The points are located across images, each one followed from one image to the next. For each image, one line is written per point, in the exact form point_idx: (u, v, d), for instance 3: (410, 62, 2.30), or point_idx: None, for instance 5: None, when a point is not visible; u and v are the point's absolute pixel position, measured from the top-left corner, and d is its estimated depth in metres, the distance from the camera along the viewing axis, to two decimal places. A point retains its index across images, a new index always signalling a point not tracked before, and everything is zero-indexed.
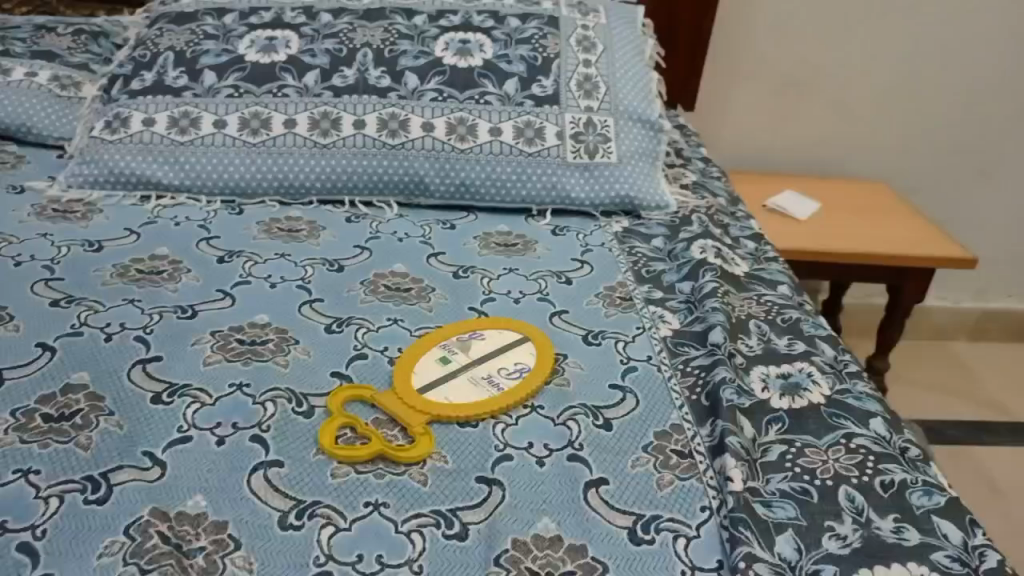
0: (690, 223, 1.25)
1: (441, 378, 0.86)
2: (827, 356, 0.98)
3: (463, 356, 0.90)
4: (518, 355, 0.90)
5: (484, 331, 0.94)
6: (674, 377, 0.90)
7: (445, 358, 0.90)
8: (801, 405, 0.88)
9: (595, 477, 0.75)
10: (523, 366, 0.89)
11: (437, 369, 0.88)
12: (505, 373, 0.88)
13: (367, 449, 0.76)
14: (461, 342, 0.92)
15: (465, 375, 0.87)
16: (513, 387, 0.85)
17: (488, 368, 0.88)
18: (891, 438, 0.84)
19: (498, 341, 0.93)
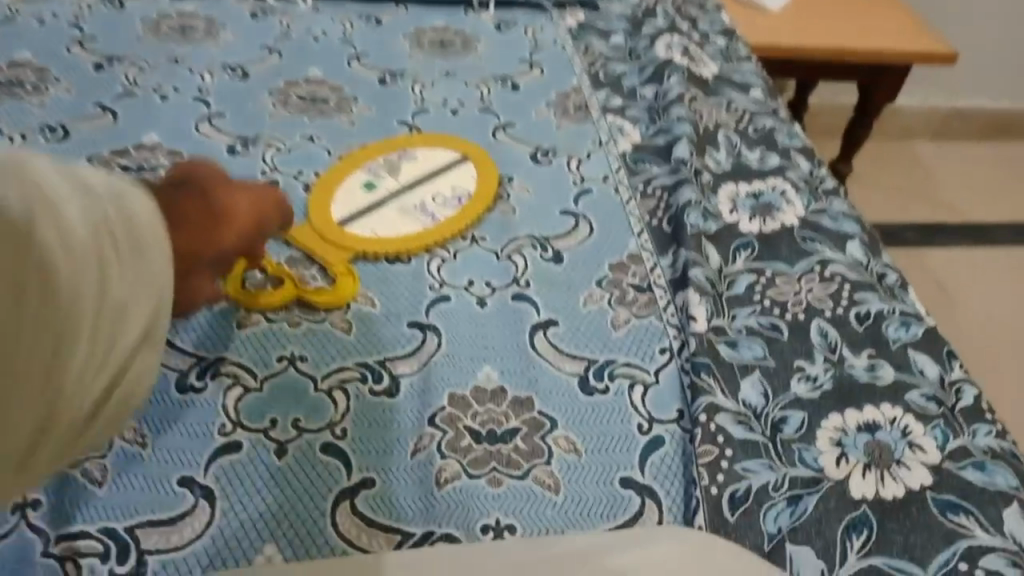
0: (655, 15, 1.08)
1: (366, 209, 0.74)
2: (802, 171, 0.88)
3: (391, 182, 0.78)
4: (456, 180, 0.78)
5: (416, 149, 0.81)
6: (633, 199, 0.80)
7: (370, 184, 0.77)
8: (772, 228, 0.79)
9: (543, 318, 0.66)
10: (462, 193, 0.77)
11: (360, 197, 0.75)
12: (441, 201, 0.76)
13: (281, 294, 0.65)
14: (389, 165, 0.79)
15: (395, 205, 0.75)
16: (450, 219, 0.74)
17: (421, 195, 0.76)
18: (868, 262, 0.76)
19: (433, 162, 0.80)
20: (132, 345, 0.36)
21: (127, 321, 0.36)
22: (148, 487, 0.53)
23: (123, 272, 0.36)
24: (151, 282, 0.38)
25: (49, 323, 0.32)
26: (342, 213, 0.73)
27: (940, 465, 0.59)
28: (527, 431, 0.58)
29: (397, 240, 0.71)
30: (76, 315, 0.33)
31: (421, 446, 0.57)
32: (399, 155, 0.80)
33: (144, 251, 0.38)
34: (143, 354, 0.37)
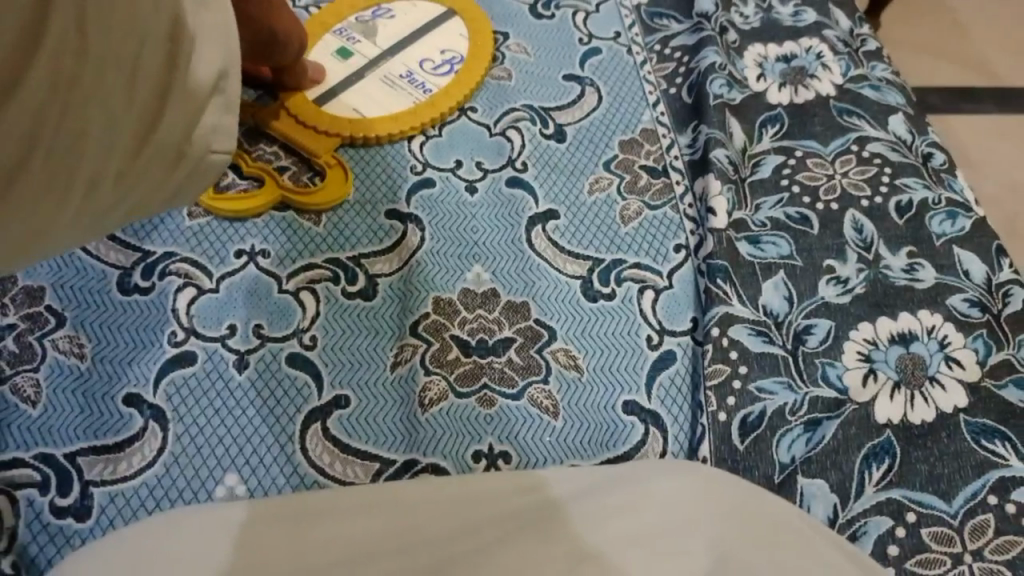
0: None
1: (344, 83, 0.63)
2: (843, 28, 0.75)
3: (367, 46, 0.66)
4: (444, 40, 0.67)
5: (392, 6, 0.69)
6: (647, 63, 0.68)
7: (343, 50, 0.65)
8: (805, 99, 0.68)
9: (541, 209, 0.58)
10: (454, 56, 0.65)
11: (332, 68, 0.64)
12: (429, 68, 0.65)
13: (258, 199, 0.55)
14: (363, 25, 0.67)
15: (376, 77, 0.64)
16: (443, 88, 0.63)
17: (405, 62, 0.65)
18: (912, 142, 0.65)
19: (414, 19, 0.68)
20: (200, 91, 0.36)
21: (193, 67, 0.36)
22: (86, 406, 0.47)
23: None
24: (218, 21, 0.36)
25: (122, 42, 0.31)
26: (316, 89, 0.62)
27: (979, 384, 0.52)
28: (522, 343, 0.52)
29: (382, 119, 0.61)
30: (140, 42, 0.32)
31: (401, 360, 0.51)
32: (374, 15, 0.68)
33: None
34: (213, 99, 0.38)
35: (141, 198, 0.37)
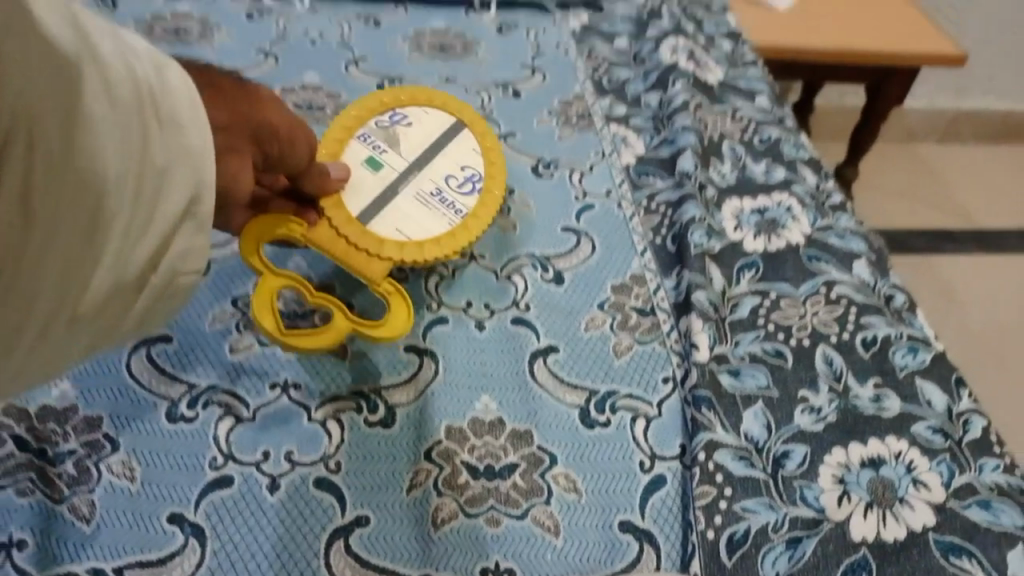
0: (660, 16, 1.04)
1: (378, 198, 0.67)
2: (808, 185, 0.85)
3: (393, 156, 0.69)
4: (464, 154, 0.71)
5: (409, 111, 0.72)
6: (636, 216, 0.78)
7: (373, 160, 0.68)
8: (777, 246, 0.77)
9: (543, 345, 0.65)
10: (477, 172, 0.70)
11: (366, 180, 0.67)
12: (455, 184, 0.69)
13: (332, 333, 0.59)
14: (385, 134, 0.70)
15: (407, 192, 0.68)
16: (475, 211, 0.68)
17: (433, 178, 0.69)
18: (874, 285, 0.74)
19: (432, 129, 0.72)
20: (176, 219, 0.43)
21: (170, 199, 0.42)
22: (134, 523, 0.52)
23: (170, 144, 0.41)
24: (197, 159, 0.43)
25: (104, 191, 0.38)
26: (355, 208, 0.65)
27: (944, 504, 0.57)
28: (526, 467, 0.57)
29: (427, 241, 0.65)
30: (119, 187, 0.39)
31: (416, 483, 0.56)
32: (392, 122, 0.71)
33: (183, 124, 0.42)
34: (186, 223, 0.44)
35: (122, 310, 0.44)
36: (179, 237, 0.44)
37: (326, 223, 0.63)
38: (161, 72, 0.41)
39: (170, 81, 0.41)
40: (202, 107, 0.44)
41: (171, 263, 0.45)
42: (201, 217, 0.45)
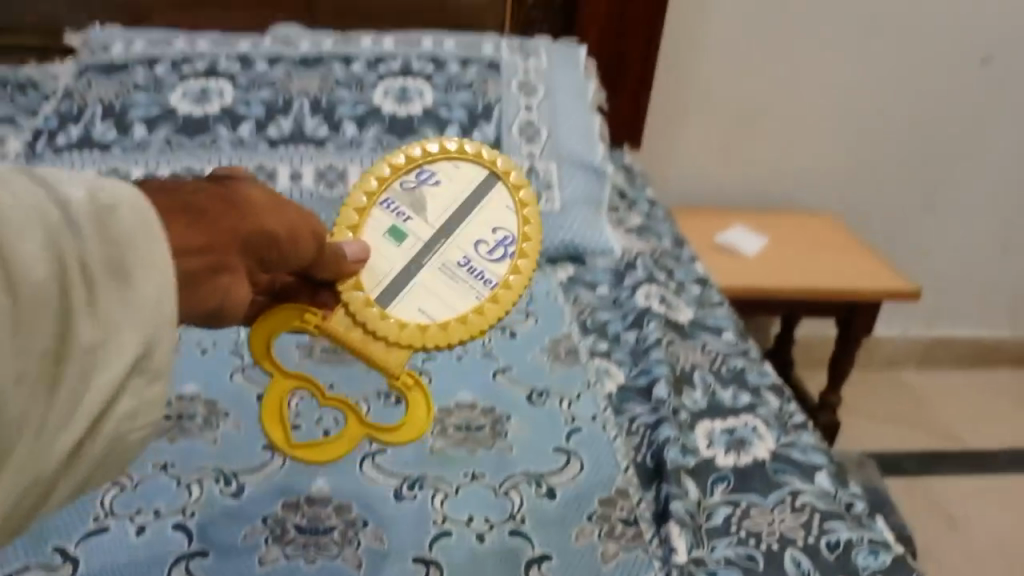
0: (635, 268, 1.23)
1: (408, 272, 0.74)
2: (772, 407, 0.97)
3: (418, 222, 0.76)
4: (494, 218, 0.78)
5: (437, 168, 0.79)
6: (620, 437, 0.88)
7: (395, 230, 0.75)
8: (746, 461, 0.86)
9: (537, 553, 0.73)
10: (508, 236, 0.78)
11: (392, 253, 0.74)
12: (484, 251, 0.76)
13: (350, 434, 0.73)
14: (410, 197, 0.77)
15: (435, 264, 0.74)
16: (503, 279, 0.75)
17: (461, 247, 0.75)
18: (834, 493, 0.83)
19: (461, 185, 0.79)
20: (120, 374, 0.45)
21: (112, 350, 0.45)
22: None
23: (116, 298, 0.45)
24: (147, 316, 0.46)
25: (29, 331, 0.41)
26: (380, 287, 0.73)
27: None
28: None
29: (453, 322, 0.73)
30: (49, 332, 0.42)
31: None
32: (420, 180, 0.78)
33: (132, 278, 0.46)
34: (136, 384, 0.46)
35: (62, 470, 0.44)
36: (129, 397, 0.46)
37: (342, 310, 0.71)
38: (112, 230, 0.45)
39: (117, 239, 0.46)
40: (162, 266, 0.47)
41: (119, 423, 0.46)
42: (151, 374, 0.47)
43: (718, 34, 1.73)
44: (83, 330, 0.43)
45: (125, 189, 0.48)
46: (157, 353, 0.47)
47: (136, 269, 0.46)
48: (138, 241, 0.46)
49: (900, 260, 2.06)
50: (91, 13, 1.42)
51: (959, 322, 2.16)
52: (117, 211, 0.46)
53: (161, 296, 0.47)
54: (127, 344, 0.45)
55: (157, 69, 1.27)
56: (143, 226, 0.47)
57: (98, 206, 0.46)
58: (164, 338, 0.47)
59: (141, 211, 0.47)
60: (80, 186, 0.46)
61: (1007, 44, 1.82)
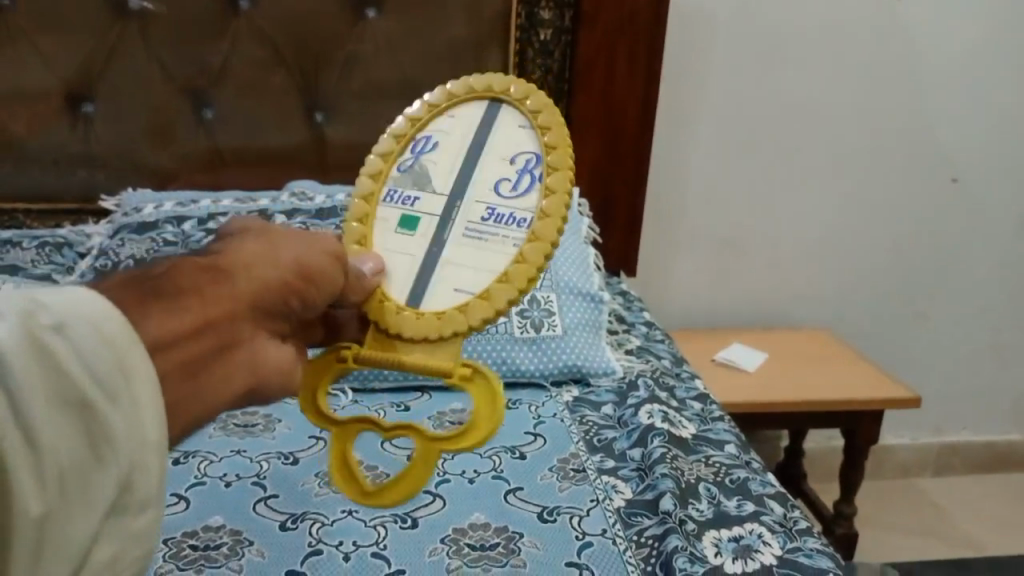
0: (637, 387, 1.29)
1: (428, 261, 0.78)
2: (776, 515, 1.00)
3: (430, 196, 0.80)
4: (503, 150, 0.80)
5: (431, 132, 0.83)
6: (629, 549, 0.91)
7: (408, 219, 0.80)
8: (753, 567, 0.89)
9: None
10: (528, 159, 0.79)
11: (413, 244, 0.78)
12: (504, 190, 0.78)
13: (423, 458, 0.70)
14: (412, 174, 0.81)
15: (457, 235, 0.78)
16: (535, 213, 0.77)
17: (480, 200, 0.78)
18: None
19: (461, 131, 0.82)
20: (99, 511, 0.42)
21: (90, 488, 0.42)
22: None
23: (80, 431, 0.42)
24: (117, 450, 0.43)
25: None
26: (406, 293, 0.76)
27: None
28: None
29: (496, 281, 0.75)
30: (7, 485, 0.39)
31: None
32: (418, 151, 0.82)
33: (100, 407, 0.43)
34: (115, 523, 0.43)
35: None
36: (107, 541, 0.43)
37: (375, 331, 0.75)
38: (67, 365, 0.42)
39: (77, 371, 0.42)
40: (134, 382, 0.45)
41: (97, 570, 0.43)
42: (133, 508, 0.44)
43: (701, 169, 1.87)
44: (32, 494, 0.39)
45: (78, 309, 0.45)
46: (136, 485, 0.44)
47: (95, 399, 0.42)
48: (96, 370, 0.43)
49: (899, 370, 2.11)
50: (126, 179, 1.56)
51: (967, 428, 2.18)
52: (71, 342, 0.43)
53: (133, 421, 0.44)
54: (97, 487, 0.42)
55: (186, 226, 1.38)
56: (101, 349, 0.44)
57: (42, 343, 0.42)
58: (141, 468, 0.44)
59: (98, 331, 0.44)
60: (20, 320, 0.42)
61: (972, 165, 1.96)
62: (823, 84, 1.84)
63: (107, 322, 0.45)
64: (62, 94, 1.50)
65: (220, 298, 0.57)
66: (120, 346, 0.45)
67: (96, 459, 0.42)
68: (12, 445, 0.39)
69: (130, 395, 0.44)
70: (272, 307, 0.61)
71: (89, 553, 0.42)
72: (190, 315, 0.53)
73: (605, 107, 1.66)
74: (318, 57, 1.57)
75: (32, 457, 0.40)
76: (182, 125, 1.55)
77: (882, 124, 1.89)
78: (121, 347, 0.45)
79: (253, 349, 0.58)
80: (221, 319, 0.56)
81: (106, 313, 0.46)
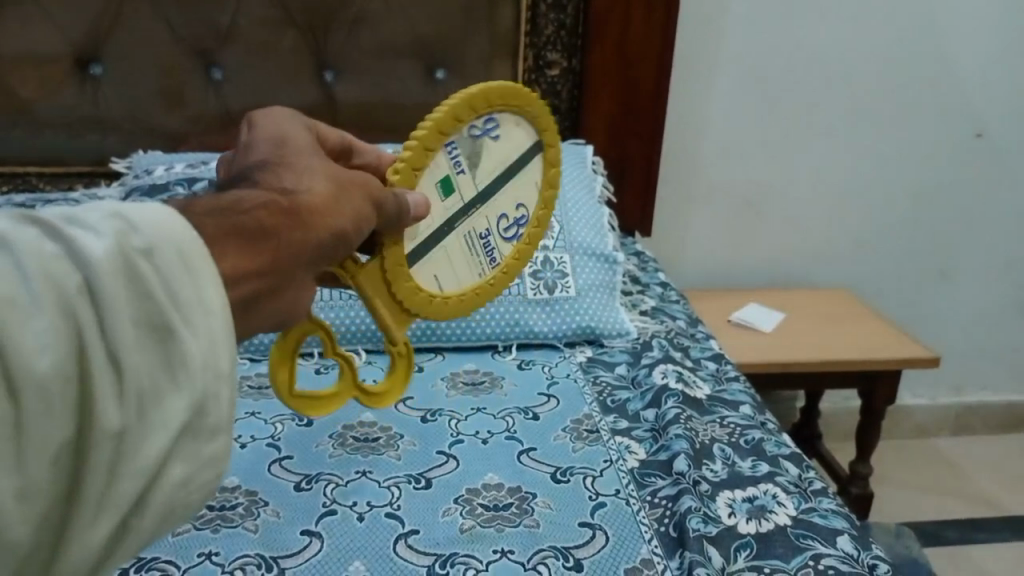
0: (651, 348, 1.28)
1: (439, 229, 0.76)
2: (791, 475, 1.00)
3: (466, 183, 0.77)
4: (523, 191, 0.82)
5: (498, 118, 0.78)
6: (642, 509, 0.91)
7: (444, 184, 0.75)
8: (768, 528, 0.89)
9: None
10: (524, 215, 0.82)
11: (435, 206, 0.75)
12: (502, 227, 0.81)
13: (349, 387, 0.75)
14: (472, 146, 0.77)
15: (460, 229, 0.78)
16: (507, 259, 0.82)
17: (485, 217, 0.79)
18: (859, 556, 0.86)
19: (510, 147, 0.80)
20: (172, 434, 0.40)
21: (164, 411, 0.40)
22: None
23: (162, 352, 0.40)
24: (193, 373, 0.41)
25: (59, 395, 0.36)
26: (414, 244, 0.75)
27: None
28: None
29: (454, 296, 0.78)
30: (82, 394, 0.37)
31: None
32: (485, 129, 0.77)
33: (179, 329, 0.40)
34: (189, 446, 0.41)
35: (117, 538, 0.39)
36: (181, 462, 0.41)
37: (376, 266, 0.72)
38: (149, 279, 0.40)
39: (161, 290, 0.40)
40: (218, 307, 0.43)
41: (172, 491, 0.40)
42: (205, 434, 0.41)
43: (718, 126, 1.83)
44: (110, 405, 0.38)
45: (163, 225, 0.42)
46: (211, 410, 0.41)
47: (175, 319, 0.40)
48: (176, 289, 0.41)
49: (920, 330, 2.09)
50: (137, 141, 1.55)
51: (986, 388, 2.16)
52: (155, 259, 0.41)
53: (211, 347, 0.42)
54: (172, 409, 0.40)
55: (197, 187, 1.37)
56: (183, 270, 0.42)
57: (128, 254, 0.40)
58: (217, 393, 0.42)
59: (179, 249, 0.42)
60: (108, 229, 0.40)
61: (999, 119, 1.91)
62: (847, 37, 1.78)
63: (191, 242, 0.43)
64: (71, 56, 1.49)
65: (292, 240, 0.55)
66: (203, 267, 0.43)
67: (172, 379, 0.40)
68: (93, 352, 0.37)
69: (211, 320, 0.42)
70: (321, 255, 0.58)
71: (164, 470, 0.40)
72: (259, 253, 0.52)
73: (620, 63, 1.62)
74: (327, 15, 1.54)
75: (110, 370, 0.38)
76: (190, 86, 1.53)
77: (908, 78, 1.84)
78: (200, 268, 0.43)
79: (301, 296, 0.57)
80: (286, 261, 0.54)
81: (190, 232, 0.44)
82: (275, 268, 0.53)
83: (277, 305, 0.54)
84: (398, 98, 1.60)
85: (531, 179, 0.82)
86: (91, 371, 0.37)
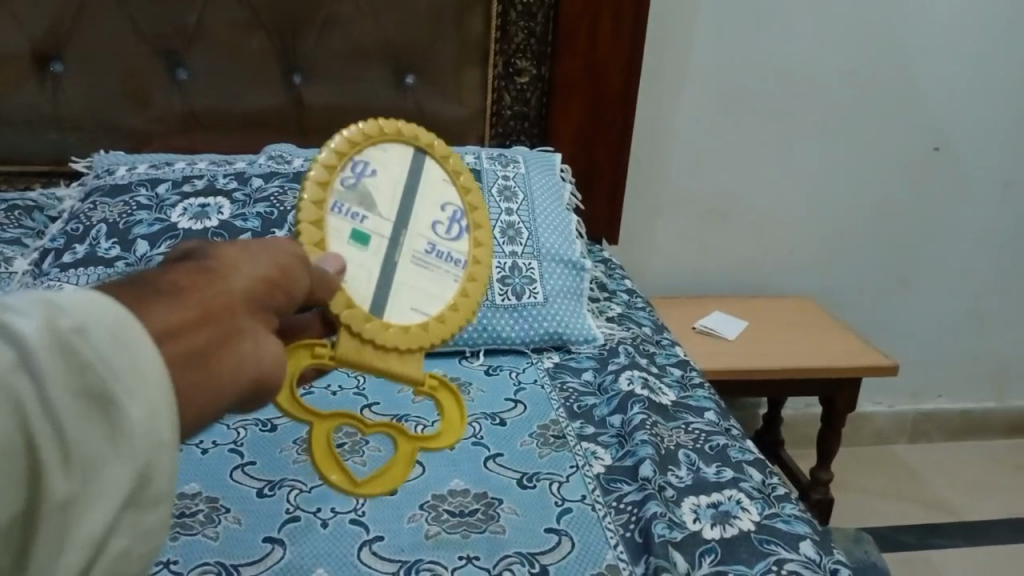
0: (618, 355, 1.29)
1: (386, 273, 0.74)
2: (755, 481, 1.01)
3: (376, 219, 0.75)
4: (437, 194, 0.80)
5: (367, 155, 0.77)
6: (608, 515, 0.91)
7: (359, 234, 0.74)
8: (732, 533, 0.90)
9: None
10: (456, 210, 0.81)
11: (364, 258, 0.74)
12: (443, 231, 0.79)
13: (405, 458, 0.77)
14: (357, 193, 0.75)
15: (406, 256, 0.76)
16: (471, 257, 0.80)
17: (423, 232, 0.77)
18: (820, 560, 0.87)
19: (395, 169, 0.78)
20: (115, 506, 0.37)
21: (108, 481, 0.37)
22: None
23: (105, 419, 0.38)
24: (137, 442, 0.38)
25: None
26: (370, 300, 0.73)
27: None
28: None
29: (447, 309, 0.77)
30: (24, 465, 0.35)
31: None
32: (358, 173, 0.76)
33: (120, 396, 0.38)
34: (132, 518, 0.38)
35: None
36: (123, 535, 0.38)
37: (346, 333, 0.72)
38: (84, 350, 0.38)
39: (98, 359, 0.39)
40: (154, 372, 0.41)
41: (114, 565, 0.38)
42: (149, 504, 0.39)
43: (685, 136, 1.85)
44: (53, 474, 0.36)
45: (94, 304, 0.41)
46: (154, 477, 0.39)
47: (116, 388, 0.38)
48: (114, 358, 0.39)
49: (880, 339, 2.13)
50: (101, 141, 1.51)
51: (943, 396, 2.22)
52: (88, 330, 0.39)
53: (153, 415, 0.39)
54: (113, 479, 0.37)
55: (160, 189, 1.33)
56: (119, 339, 0.40)
57: (62, 332, 0.38)
58: (161, 463, 0.39)
59: (114, 324, 0.41)
60: (39, 310, 0.39)
61: (956, 133, 1.96)
62: (812, 50, 1.82)
63: (121, 315, 0.42)
64: (31, 51, 1.45)
65: (216, 293, 0.52)
66: (138, 338, 0.41)
67: (115, 447, 0.38)
68: (34, 428, 0.36)
69: (152, 389, 0.40)
70: (261, 304, 0.55)
71: (104, 544, 0.37)
72: (187, 309, 0.48)
73: (588, 70, 1.63)
74: (297, 17, 1.52)
75: (51, 440, 0.36)
76: (155, 85, 1.50)
77: (869, 92, 1.88)
78: (137, 338, 0.41)
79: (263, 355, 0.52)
80: (220, 312, 0.50)
81: (117, 306, 0.42)
82: (210, 320, 0.49)
83: (238, 367, 0.50)
84: (367, 101, 1.59)
85: (438, 183, 0.81)
86: (34, 444, 0.35)
